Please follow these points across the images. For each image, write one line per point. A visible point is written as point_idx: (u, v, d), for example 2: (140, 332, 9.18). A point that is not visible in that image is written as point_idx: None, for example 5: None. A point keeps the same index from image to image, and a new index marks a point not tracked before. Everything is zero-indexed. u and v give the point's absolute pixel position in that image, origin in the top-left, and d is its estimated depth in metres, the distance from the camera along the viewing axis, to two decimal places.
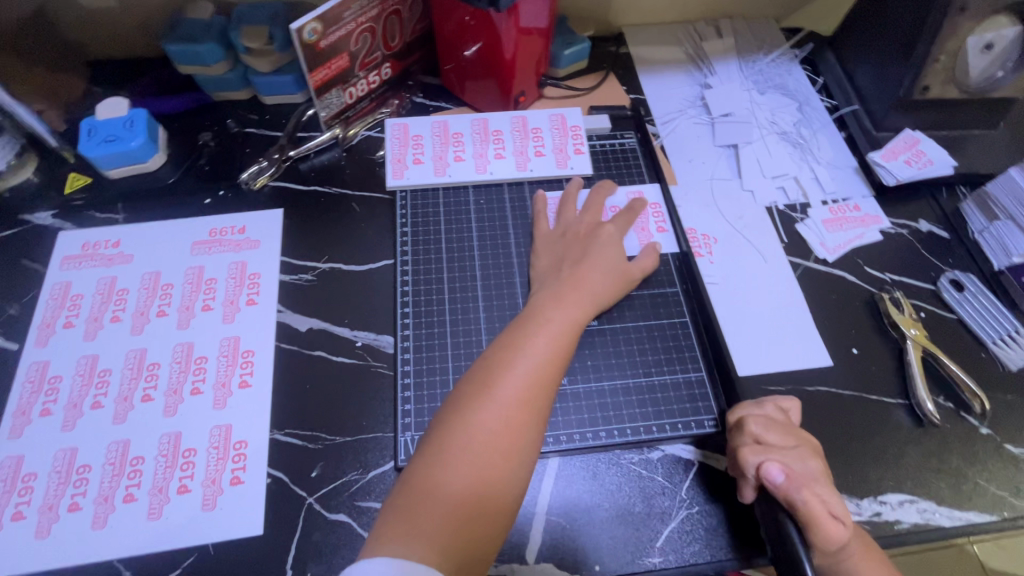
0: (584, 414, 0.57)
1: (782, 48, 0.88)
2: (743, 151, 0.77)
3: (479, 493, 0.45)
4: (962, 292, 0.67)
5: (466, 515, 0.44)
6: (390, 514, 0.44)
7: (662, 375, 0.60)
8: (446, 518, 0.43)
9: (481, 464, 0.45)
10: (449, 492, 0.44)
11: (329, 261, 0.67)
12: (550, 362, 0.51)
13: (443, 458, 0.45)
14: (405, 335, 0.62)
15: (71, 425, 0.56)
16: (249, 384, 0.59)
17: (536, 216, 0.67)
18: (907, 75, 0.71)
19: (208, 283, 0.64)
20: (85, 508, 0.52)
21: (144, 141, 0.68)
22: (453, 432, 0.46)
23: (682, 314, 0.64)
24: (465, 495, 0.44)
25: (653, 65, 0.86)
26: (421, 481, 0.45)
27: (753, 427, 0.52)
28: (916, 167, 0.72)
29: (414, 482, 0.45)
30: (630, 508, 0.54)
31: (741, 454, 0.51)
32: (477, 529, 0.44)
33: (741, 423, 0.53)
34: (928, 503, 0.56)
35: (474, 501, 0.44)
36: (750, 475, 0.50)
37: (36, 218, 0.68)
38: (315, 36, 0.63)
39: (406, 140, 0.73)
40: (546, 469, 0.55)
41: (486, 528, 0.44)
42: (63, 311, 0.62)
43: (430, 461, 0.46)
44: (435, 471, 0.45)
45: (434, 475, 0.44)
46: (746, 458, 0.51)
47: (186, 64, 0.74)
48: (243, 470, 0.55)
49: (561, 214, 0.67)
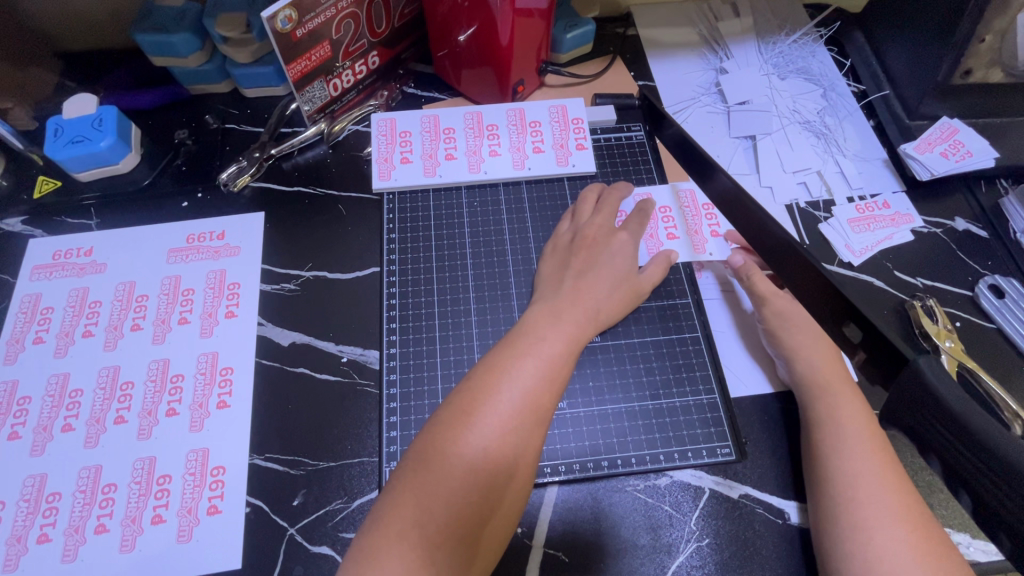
0: (584, 440, 0.53)
1: (805, 28, 0.81)
2: (761, 142, 0.71)
3: (454, 534, 0.40)
4: (1003, 299, 0.61)
5: (438, 559, 0.39)
6: (360, 557, 0.39)
7: (670, 397, 0.55)
8: (416, 562, 0.39)
9: (458, 501, 0.41)
10: (418, 534, 0.39)
11: (313, 269, 0.63)
12: (540, 387, 0.46)
13: (417, 494, 0.41)
14: (391, 352, 0.58)
15: (41, 450, 0.53)
16: (228, 404, 0.55)
17: (580, 201, 0.62)
18: (947, 58, 0.64)
19: (185, 295, 0.60)
20: (55, 539, 0.49)
21: (114, 142, 0.63)
22: (429, 466, 0.42)
23: (693, 328, 0.59)
24: (440, 536, 0.40)
25: (663, 49, 0.79)
26: (391, 521, 0.40)
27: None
28: (954, 160, 0.66)
29: (381, 520, 0.41)
30: (633, 541, 0.50)
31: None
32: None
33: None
34: (960, 535, 0.51)
35: (450, 544, 0.40)
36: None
37: (6, 224, 0.64)
38: (289, 24, 0.58)
39: (393, 138, 0.68)
40: (543, 498, 0.51)
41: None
42: (33, 326, 0.59)
43: (402, 495, 0.41)
44: (408, 507, 0.40)
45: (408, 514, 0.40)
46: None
47: (158, 55, 0.68)
48: (220, 498, 0.51)
49: (575, 212, 0.61)
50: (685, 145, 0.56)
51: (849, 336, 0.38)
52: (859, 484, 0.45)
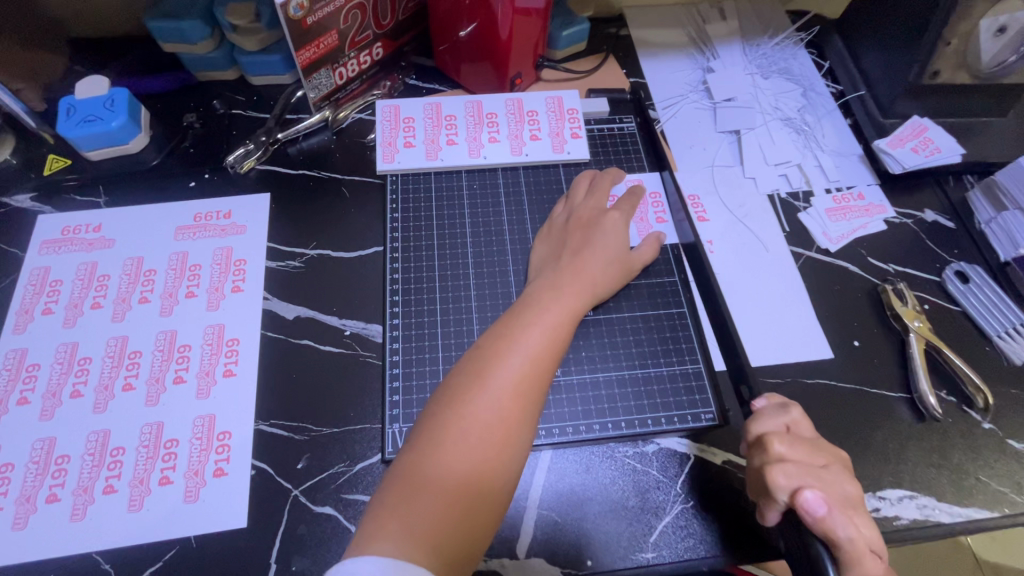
0: (577, 406, 0.56)
1: (787, 32, 0.85)
2: (744, 136, 0.75)
3: (470, 490, 0.43)
4: (968, 284, 0.65)
5: (457, 512, 0.42)
6: (385, 509, 0.41)
7: (658, 368, 0.58)
8: (439, 513, 0.41)
9: (475, 455, 0.43)
10: (439, 488, 0.42)
11: (317, 247, 0.65)
12: (545, 353, 0.49)
13: (436, 450, 0.43)
14: (394, 324, 0.60)
15: (50, 415, 0.54)
16: (234, 372, 0.57)
17: (575, 185, 0.65)
18: (917, 59, 0.68)
19: (193, 270, 0.62)
20: (64, 499, 0.51)
21: (125, 122, 0.65)
22: (446, 426, 0.44)
23: (680, 305, 0.62)
24: (459, 488, 0.42)
25: (653, 49, 0.83)
26: (412, 475, 0.43)
27: (779, 448, 0.46)
28: (924, 155, 0.70)
29: (401, 475, 0.43)
30: (623, 502, 0.52)
31: (771, 476, 0.44)
32: (466, 526, 0.42)
33: (764, 443, 0.46)
34: (928, 499, 0.55)
35: (469, 495, 0.42)
36: (782, 500, 0.44)
37: (14, 200, 0.66)
38: (301, 11, 0.60)
39: (397, 123, 0.71)
40: (539, 462, 0.54)
41: (476, 525, 0.42)
42: (42, 297, 0.60)
43: (421, 452, 0.43)
44: (427, 463, 0.43)
45: (426, 469, 0.43)
46: (777, 482, 0.44)
47: (169, 41, 0.71)
48: (226, 461, 0.53)
49: (570, 196, 0.64)
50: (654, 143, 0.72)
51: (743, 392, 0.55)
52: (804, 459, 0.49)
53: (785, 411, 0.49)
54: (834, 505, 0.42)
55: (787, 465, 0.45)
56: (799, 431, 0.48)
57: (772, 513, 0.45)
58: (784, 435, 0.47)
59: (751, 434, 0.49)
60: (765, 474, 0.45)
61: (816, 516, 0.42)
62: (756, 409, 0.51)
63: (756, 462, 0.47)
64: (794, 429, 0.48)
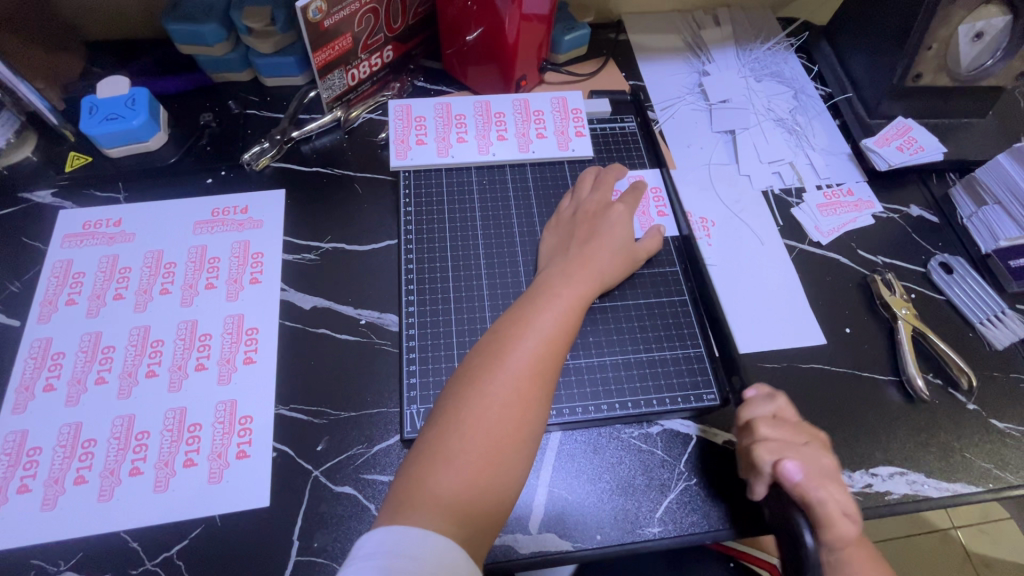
0: (586, 388, 0.58)
1: (777, 37, 0.89)
2: (740, 136, 0.79)
3: (492, 463, 0.45)
4: (951, 275, 0.69)
5: (480, 484, 0.44)
6: (411, 482, 0.44)
7: (662, 352, 0.61)
8: (463, 485, 0.44)
9: (495, 432, 0.46)
10: (463, 462, 0.44)
11: (331, 241, 0.68)
12: (558, 337, 0.52)
13: (458, 428, 0.46)
14: (409, 312, 0.62)
15: (76, 400, 0.56)
16: (254, 359, 0.59)
17: (580, 182, 0.68)
18: (901, 63, 0.72)
19: (211, 262, 0.64)
20: (91, 481, 0.52)
21: (146, 120, 0.68)
22: (467, 405, 0.47)
23: (682, 293, 0.65)
24: (480, 462, 0.45)
25: (651, 53, 0.87)
26: (436, 451, 0.45)
27: (763, 430, 0.52)
28: (908, 153, 0.74)
29: (427, 451, 0.45)
30: (630, 480, 0.55)
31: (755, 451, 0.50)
32: (488, 497, 0.44)
33: (751, 426, 0.52)
34: (917, 475, 0.58)
35: (490, 469, 0.45)
36: (766, 471, 0.50)
37: (36, 196, 0.68)
38: (319, 15, 0.63)
39: (408, 122, 0.73)
40: (549, 443, 0.57)
41: (497, 496, 0.45)
42: (65, 289, 0.62)
43: (445, 429, 0.46)
44: (449, 439, 0.45)
45: (449, 446, 0.45)
46: (761, 456, 0.50)
47: (186, 44, 0.73)
48: (248, 444, 0.55)
49: (576, 191, 0.67)
50: (651, 138, 0.76)
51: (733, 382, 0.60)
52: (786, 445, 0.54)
53: (771, 398, 0.54)
54: (809, 473, 0.49)
55: (769, 442, 0.51)
56: (784, 417, 0.53)
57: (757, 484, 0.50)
58: (769, 419, 0.52)
59: (741, 419, 0.54)
60: (750, 450, 0.51)
61: (793, 484, 0.48)
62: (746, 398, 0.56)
63: (744, 442, 0.52)
64: (781, 415, 0.54)
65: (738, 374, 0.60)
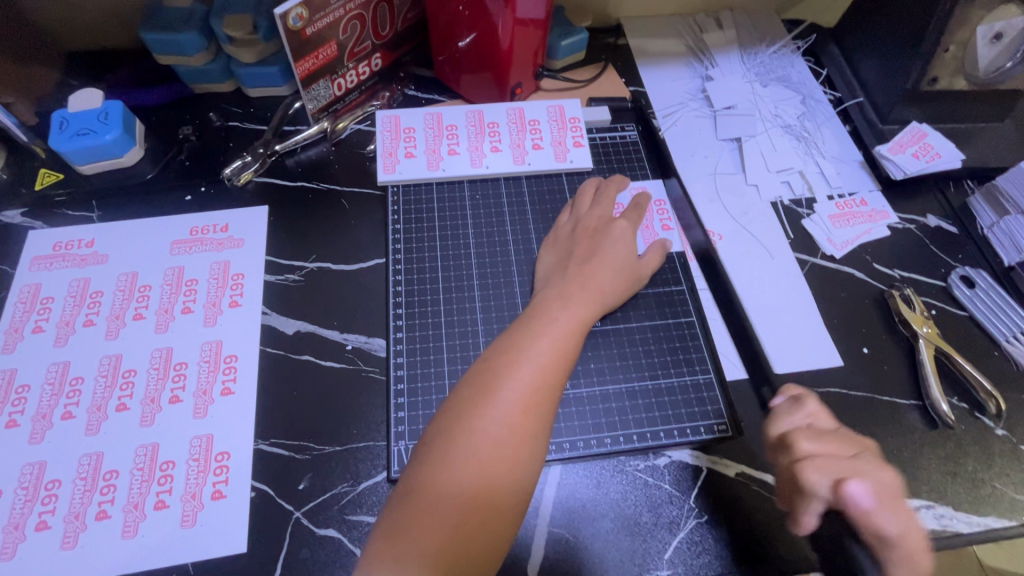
0: (588, 419, 0.54)
1: (784, 40, 0.86)
2: (746, 144, 0.75)
3: (482, 507, 0.41)
4: (973, 289, 0.65)
5: (469, 531, 0.40)
6: (393, 531, 0.40)
7: (668, 377, 0.57)
8: (450, 532, 0.40)
9: (486, 472, 0.42)
10: (451, 507, 0.41)
11: (317, 260, 0.64)
12: (556, 364, 0.48)
13: (445, 468, 0.42)
14: (398, 337, 0.58)
15: (40, 437, 0.52)
16: (232, 390, 0.55)
17: (580, 196, 0.65)
18: (915, 67, 0.69)
19: (189, 285, 0.61)
20: (54, 527, 0.48)
21: (120, 135, 0.64)
22: (455, 442, 0.43)
23: (688, 313, 0.61)
24: (469, 506, 0.41)
25: (652, 58, 0.83)
26: (421, 496, 0.41)
27: (805, 446, 0.45)
28: (924, 160, 0.70)
29: (411, 495, 0.41)
30: (636, 518, 0.51)
31: (802, 472, 0.43)
32: (478, 546, 0.40)
33: (790, 441, 0.46)
34: (945, 509, 0.54)
35: (480, 513, 0.41)
36: (818, 500, 0.43)
37: (5, 216, 0.64)
38: (300, 22, 0.60)
39: (398, 134, 0.70)
40: (548, 478, 0.53)
41: (488, 544, 0.41)
42: (32, 315, 0.58)
43: (430, 470, 0.42)
44: (436, 481, 0.41)
45: (434, 489, 0.41)
46: (810, 478, 0.43)
47: (164, 54, 0.70)
48: (224, 483, 0.51)
49: (576, 205, 0.64)
50: (657, 149, 0.72)
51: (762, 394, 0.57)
52: None
53: (801, 406, 0.49)
54: (879, 495, 0.41)
55: (816, 460, 0.44)
56: (819, 425, 0.47)
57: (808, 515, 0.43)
58: (808, 431, 0.46)
59: (773, 435, 0.48)
60: (797, 473, 0.44)
61: (861, 509, 0.41)
62: (776, 405, 0.50)
63: (784, 461, 0.46)
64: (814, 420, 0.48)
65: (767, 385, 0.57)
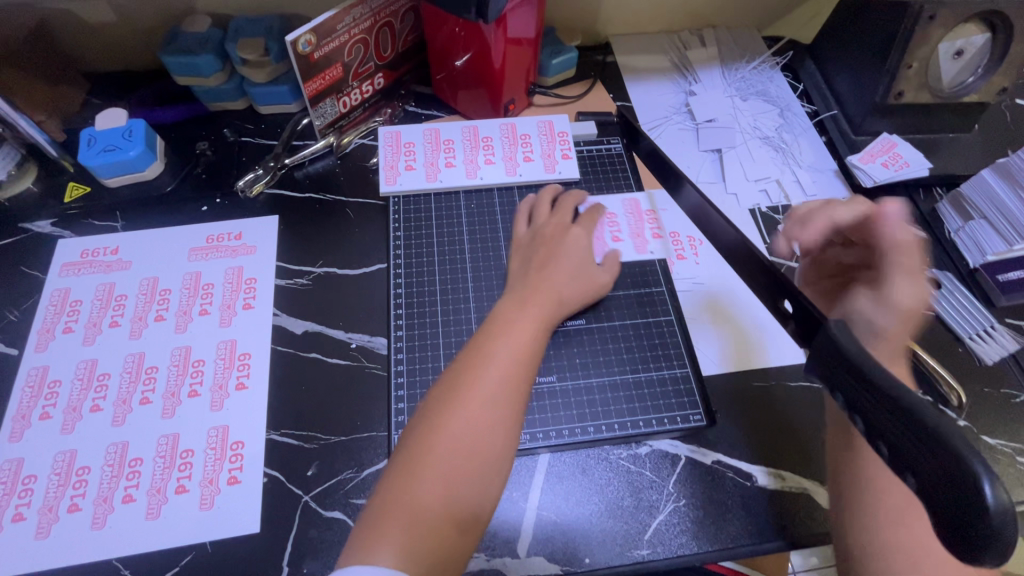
0: (573, 411, 0.59)
1: (764, 56, 0.91)
2: (726, 154, 0.80)
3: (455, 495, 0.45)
4: (940, 290, 0.69)
5: (445, 517, 0.45)
6: (374, 519, 0.44)
7: (648, 373, 0.61)
8: (426, 520, 0.44)
9: (457, 464, 0.46)
10: (433, 487, 0.45)
11: (323, 265, 0.69)
12: (520, 363, 0.52)
13: (419, 462, 0.46)
14: (398, 336, 0.63)
15: (71, 428, 0.57)
16: (246, 385, 0.60)
17: (524, 213, 0.69)
18: (882, 81, 0.74)
19: (205, 288, 0.66)
20: (84, 508, 0.53)
21: (142, 151, 0.69)
22: (428, 439, 0.47)
23: (668, 313, 0.65)
24: (443, 495, 0.45)
25: (638, 74, 0.88)
26: (398, 486, 0.45)
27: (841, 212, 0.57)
28: (893, 169, 0.75)
29: (390, 487, 0.46)
30: (619, 502, 0.55)
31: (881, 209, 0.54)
32: (454, 530, 0.45)
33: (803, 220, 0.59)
34: None
35: (455, 501, 0.45)
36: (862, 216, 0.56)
37: (36, 226, 0.70)
38: (309, 47, 0.65)
39: (398, 148, 0.75)
40: (537, 465, 0.57)
41: (463, 529, 0.45)
42: (63, 317, 0.63)
43: (405, 465, 0.46)
44: (411, 475, 0.46)
45: (410, 481, 0.45)
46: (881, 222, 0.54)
47: (184, 75, 0.75)
48: (239, 470, 0.56)
49: (533, 217, 0.68)
50: (657, 157, 0.66)
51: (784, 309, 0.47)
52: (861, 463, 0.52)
53: (807, 220, 0.59)
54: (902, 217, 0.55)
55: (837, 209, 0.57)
56: (841, 219, 0.56)
57: (905, 277, 0.52)
58: (797, 225, 0.60)
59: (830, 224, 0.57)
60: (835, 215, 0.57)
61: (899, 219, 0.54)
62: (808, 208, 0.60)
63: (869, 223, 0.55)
64: (837, 219, 0.57)
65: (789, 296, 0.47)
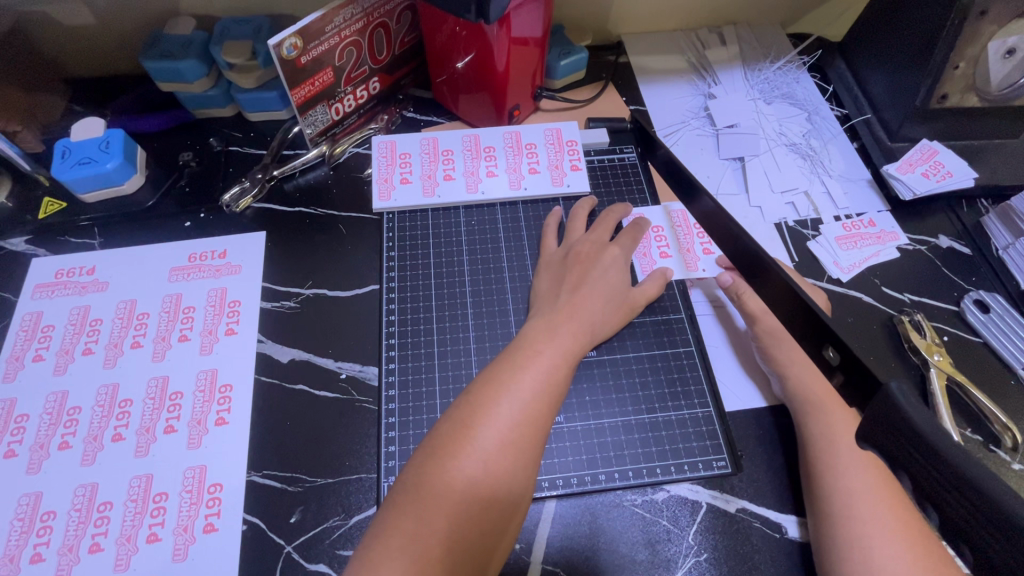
0: (582, 454, 0.54)
1: (789, 56, 0.84)
2: (749, 163, 0.74)
3: (456, 546, 0.40)
4: (987, 314, 0.63)
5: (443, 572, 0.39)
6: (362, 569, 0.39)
7: (665, 412, 0.56)
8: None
9: (461, 511, 0.41)
10: (430, 536, 0.40)
11: (313, 286, 0.64)
12: (540, 401, 0.47)
13: (418, 506, 0.41)
14: (390, 368, 0.58)
15: (37, 468, 0.52)
16: (226, 421, 0.55)
17: (543, 236, 0.65)
18: (924, 84, 0.67)
19: (186, 312, 0.61)
20: (48, 559, 0.49)
21: (120, 163, 0.65)
22: (429, 481, 0.42)
23: (688, 344, 0.60)
24: (442, 547, 0.40)
25: (652, 75, 0.82)
26: (392, 532, 0.40)
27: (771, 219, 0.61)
28: (935, 180, 0.68)
29: (383, 533, 0.40)
30: (632, 556, 0.50)
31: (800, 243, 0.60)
32: None
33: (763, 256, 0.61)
34: None
35: (455, 555, 0.40)
36: None
37: (10, 244, 0.65)
38: (294, 51, 0.60)
39: (393, 159, 0.70)
40: (542, 513, 0.51)
41: None
42: (33, 344, 0.59)
43: (401, 509, 0.41)
44: (408, 520, 0.41)
45: (406, 527, 0.40)
46: None
47: (166, 81, 0.70)
48: (216, 516, 0.51)
49: (567, 233, 0.64)
50: (674, 166, 0.51)
51: (827, 359, 0.36)
52: (856, 499, 0.47)
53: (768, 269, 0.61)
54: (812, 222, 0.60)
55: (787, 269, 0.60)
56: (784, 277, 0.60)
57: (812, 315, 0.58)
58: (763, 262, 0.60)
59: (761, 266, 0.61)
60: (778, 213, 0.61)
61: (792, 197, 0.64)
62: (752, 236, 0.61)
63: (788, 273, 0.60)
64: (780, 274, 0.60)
65: (833, 341, 0.35)
